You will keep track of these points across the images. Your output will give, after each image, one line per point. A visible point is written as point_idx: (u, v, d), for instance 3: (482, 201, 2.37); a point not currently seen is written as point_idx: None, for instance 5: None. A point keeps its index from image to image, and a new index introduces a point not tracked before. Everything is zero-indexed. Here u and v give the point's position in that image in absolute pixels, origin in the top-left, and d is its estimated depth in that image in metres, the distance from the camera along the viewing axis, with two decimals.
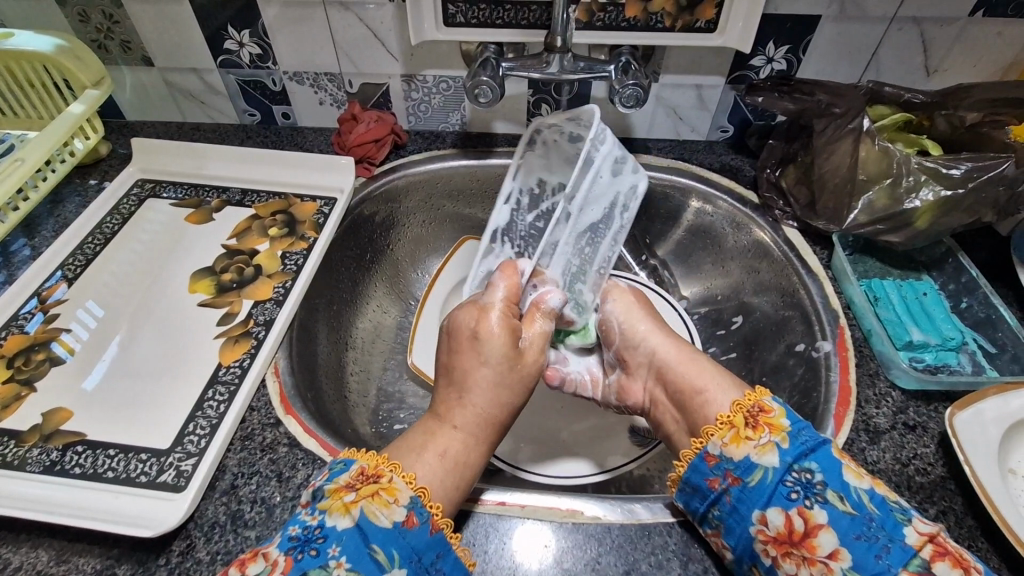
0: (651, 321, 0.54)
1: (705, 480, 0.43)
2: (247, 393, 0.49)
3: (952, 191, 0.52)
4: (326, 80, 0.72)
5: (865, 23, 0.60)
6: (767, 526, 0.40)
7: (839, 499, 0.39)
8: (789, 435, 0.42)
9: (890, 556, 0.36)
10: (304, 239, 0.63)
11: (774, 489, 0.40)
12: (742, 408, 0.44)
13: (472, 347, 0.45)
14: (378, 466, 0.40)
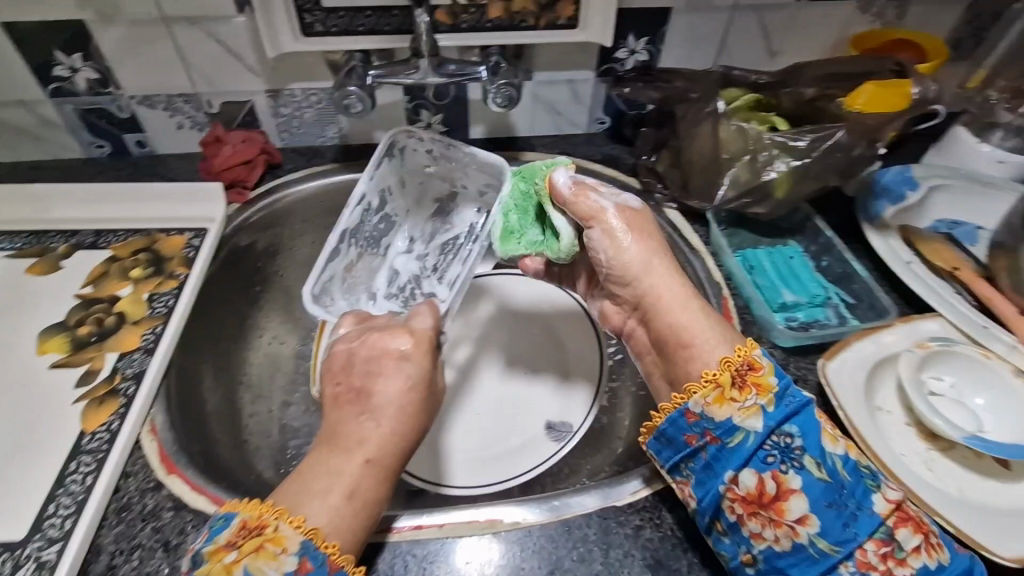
0: (651, 256, 0.42)
1: (682, 435, 0.41)
2: (118, 459, 0.43)
3: (801, 162, 0.56)
4: (182, 101, 0.66)
5: (712, 13, 0.65)
6: (738, 486, 0.38)
7: (817, 467, 0.38)
8: (776, 398, 0.39)
9: (857, 525, 0.37)
10: (173, 277, 0.57)
11: (752, 453, 0.38)
12: (732, 366, 0.39)
13: (398, 372, 0.42)
14: (261, 515, 0.36)
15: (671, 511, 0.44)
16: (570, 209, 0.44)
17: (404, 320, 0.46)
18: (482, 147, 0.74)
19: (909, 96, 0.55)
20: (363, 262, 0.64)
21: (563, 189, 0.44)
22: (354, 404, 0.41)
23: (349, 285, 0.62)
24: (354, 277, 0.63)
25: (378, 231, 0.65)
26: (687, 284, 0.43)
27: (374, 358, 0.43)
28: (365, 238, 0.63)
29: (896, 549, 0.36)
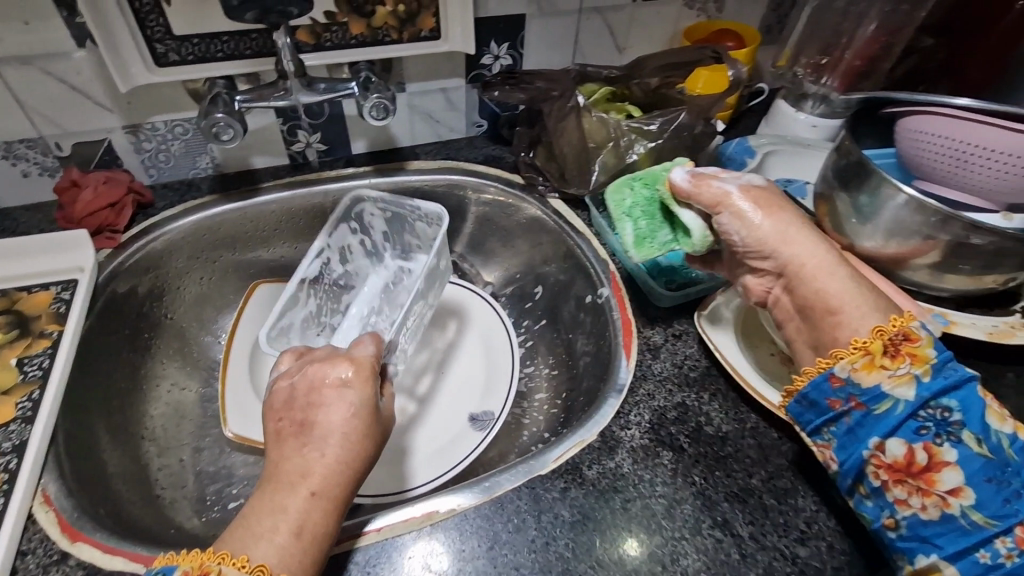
0: (788, 228, 0.43)
1: (826, 400, 0.41)
2: (10, 538, 0.40)
3: (655, 143, 0.63)
4: (23, 147, 0.61)
5: (562, 16, 0.71)
6: (885, 454, 0.39)
7: (977, 442, 0.37)
8: (933, 370, 0.39)
9: (1019, 503, 0.36)
10: (44, 336, 0.53)
11: (903, 423, 0.38)
12: (884, 335, 0.40)
13: (340, 401, 0.44)
14: (203, 563, 0.35)
15: (590, 468, 0.48)
16: (694, 200, 0.45)
17: (346, 349, 0.48)
18: (366, 161, 0.75)
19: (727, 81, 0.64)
20: (315, 290, 0.69)
21: (682, 184, 0.45)
22: (297, 437, 0.42)
23: (310, 327, 0.69)
24: (310, 321, 0.69)
25: (342, 276, 0.73)
26: (828, 250, 0.42)
27: (315, 389, 0.45)
28: (324, 289, 0.71)
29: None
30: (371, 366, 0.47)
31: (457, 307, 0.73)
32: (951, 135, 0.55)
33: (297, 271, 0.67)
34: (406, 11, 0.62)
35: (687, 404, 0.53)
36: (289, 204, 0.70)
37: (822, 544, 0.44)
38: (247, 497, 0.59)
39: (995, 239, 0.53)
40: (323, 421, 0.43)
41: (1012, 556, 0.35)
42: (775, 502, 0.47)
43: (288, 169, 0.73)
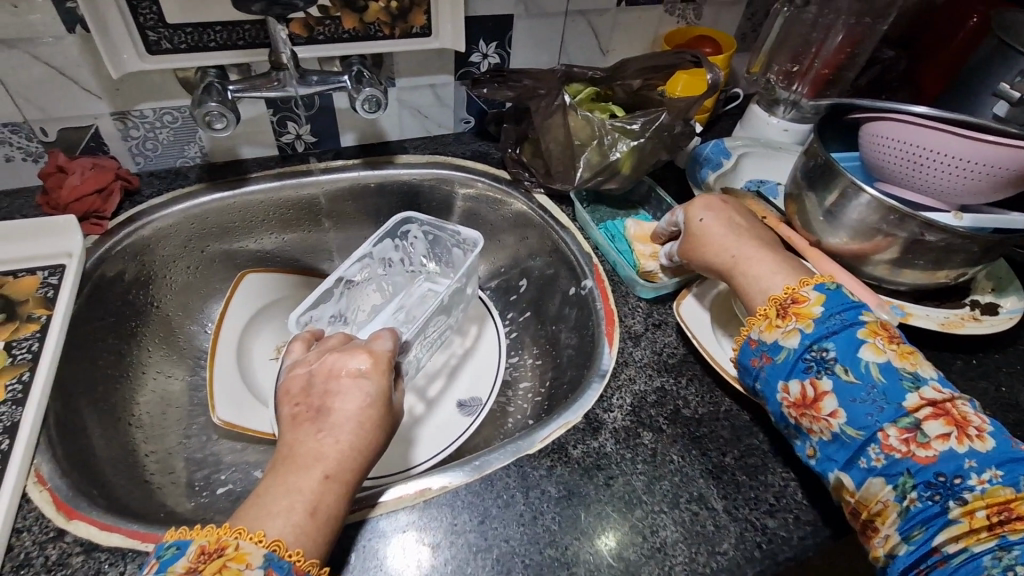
0: (714, 232, 0.56)
1: (749, 359, 0.50)
2: (5, 516, 0.40)
3: (638, 142, 0.66)
4: (7, 131, 0.60)
5: (549, 18, 0.73)
6: (787, 393, 0.47)
7: (848, 371, 0.44)
8: (816, 321, 0.47)
9: (883, 416, 0.42)
10: (32, 320, 0.53)
11: (793, 365, 0.46)
12: (778, 301, 0.49)
13: (356, 390, 0.46)
14: (220, 538, 0.38)
15: (575, 448, 0.51)
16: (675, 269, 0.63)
17: (364, 341, 0.51)
18: (356, 154, 0.76)
19: (707, 84, 0.65)
20: (350, 291, 0.71)
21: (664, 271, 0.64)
22: (313, 422, 0.44)
23: (335, 324, 0.69)
24: (340, 317, 0.70)
25: (373, 278, 0.74)
26: (739, 248, 0.54)
27: (333, 378, 0.47)
28: (355, 292, 0.72)
29: (922, 435, 0.40)
30: (387, 358, 0.49)
31: (478, 319, 0.75)
32: (907, 140, 0.59)
33: (338, 269, 0.68)
34: (398, 7, 0.64)
35: (666, 388, 0.56)
36: (278, 195, 0.71)
37: (790, 516, 0.48)
38: (236, 482, 0.60)
39: (946, 237, 0.57)
40: (340, 411, 0.45)
41: (882, 459, 0.41)
42: (747, 478, 0.50)
43: (277, 160, 0.74)
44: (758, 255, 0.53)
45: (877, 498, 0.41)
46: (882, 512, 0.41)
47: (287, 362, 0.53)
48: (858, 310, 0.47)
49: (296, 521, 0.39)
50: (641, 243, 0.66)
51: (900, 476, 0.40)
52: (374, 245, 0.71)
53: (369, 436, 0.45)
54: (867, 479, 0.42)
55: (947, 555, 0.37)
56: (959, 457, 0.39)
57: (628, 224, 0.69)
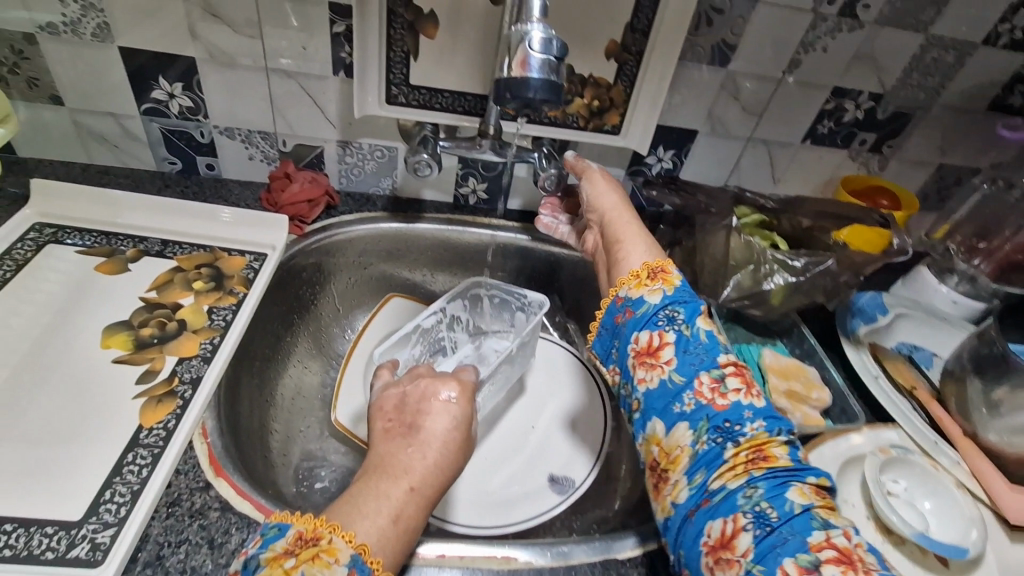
0: (617, 202, 0.67)
1: (615, 319, 0.57)
2: (174, 456, 0.47)
3: (796, 279, 0.66)
4: (259, 137, 0.73)
5: (730, 140, 0.79)
6: (638, 343, 0.54)
7: (688, 328, 0.52)
8: (675, 289, 0.56)
9: (701, 366, 0.49)
10: (232, 294, 0.62)
11: (648, 318, 0.54)
12: (649, 267, 0.58)
13: (444, 412, 0.50)
14: (316, 528, 0.39)
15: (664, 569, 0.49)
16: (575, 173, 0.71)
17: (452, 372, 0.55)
18: (517, 218, 0.83)
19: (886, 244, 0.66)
20: (426, 337, 0.74)
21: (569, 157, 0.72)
22: (404, 436, 0.48)
23: None
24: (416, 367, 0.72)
25: (447, 327, 0.77)
26: (631, 223, 0.64)
27: (425, 399, 0.51)
28: (430, 338, 0.75)
29: (724, 387, 0.48)
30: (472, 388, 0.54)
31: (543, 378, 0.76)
32: None
33: (416, 317, 0.71)
34: (598, 106, 0.71)
35: None
36: (443, 236, 0.79)
37: None
38: (333, 482, 0.64)
39: None
40: (428, 428, 0.48)
41: (691, 404, 0.48)
42: None
43: (450, 207, 0.82)
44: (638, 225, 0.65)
45: (677, 443, 0.47)
46: (676, 458, 0.47)
47: (375, 385, 0.56)
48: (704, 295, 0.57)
49: (383, 524, 0.41)
50: (775, 376, 0.64)
51: (699, 420, 0.47)
52: (448, 300, 0.75)
53: (456, 458, 0.48)
54: (675, 424, 0.48)
55: (712, 494, 0.43)
56: (742, 408, 0.46)
57: (763, 351, 0.68)
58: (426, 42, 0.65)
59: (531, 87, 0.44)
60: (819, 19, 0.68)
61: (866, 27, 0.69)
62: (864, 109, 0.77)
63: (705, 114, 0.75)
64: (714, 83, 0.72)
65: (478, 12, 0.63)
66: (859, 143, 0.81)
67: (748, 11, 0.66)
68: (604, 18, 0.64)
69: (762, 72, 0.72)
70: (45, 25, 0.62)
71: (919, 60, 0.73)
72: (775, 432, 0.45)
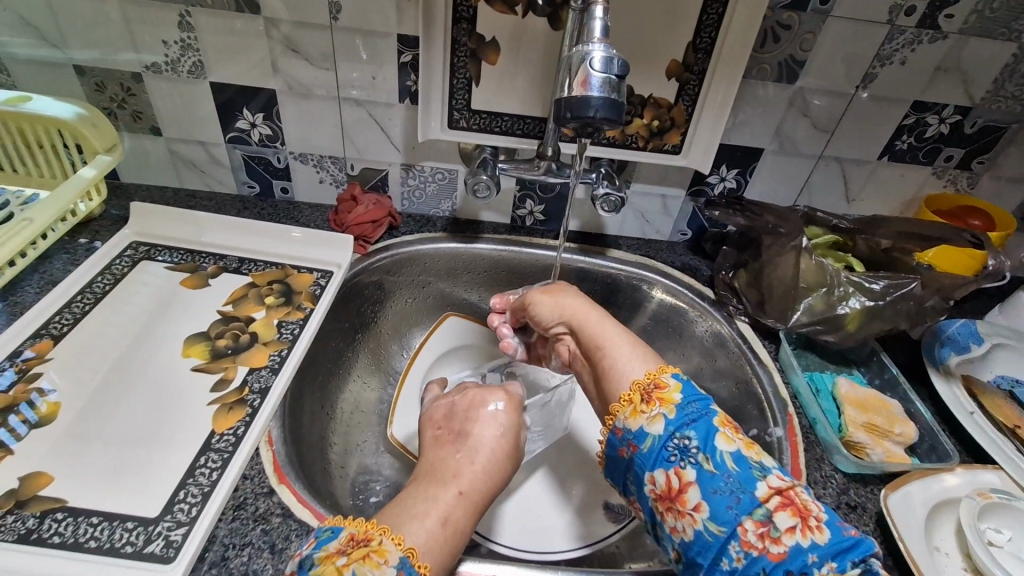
0: (583, 306, 0.59)
1: (617, 451, 0.48)
2: (242, 461, 0.49)
3: (875, 302, 0.62)
4: (330, 162, 0.78)
5: (800, 158, 0.76)
6: (654, 485, 0.44)
7: (707, 460, 0.43)
8: (678, 407, 0.46)
9: (739, 506, 0.40)
10: (300, 309, 0.65)
11: (657, 454, 0.44)
12: (639, 386, 0.48)
13: (493, 420, 0.47)
14: (367, 530, 0.37)
15: None
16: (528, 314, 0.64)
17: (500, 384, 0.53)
18: (574, 239, 0.83)
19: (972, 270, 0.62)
20: None
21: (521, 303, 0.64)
22: (452, 444, 0.46)
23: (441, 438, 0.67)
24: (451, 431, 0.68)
25: None
26: (604, 334, 0.55)
27: (473, 407, 0.49)
28: None
29: (774, 528, 0.39)
30: (517, 398, 0.51)
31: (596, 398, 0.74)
32: None
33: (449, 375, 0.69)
34: (658, 126, 0.71)
35: None
36: (499, 257, 0.80)
37: None
38: (387, 497, 0.65)
39: None
40: (478, 435, 0.46)
41: (741, 558, 0.39)
42: None
43: (507, 228, 0.83)
44: (617, 327, 0.56)
45: None
46: None
47: (425, 399, 0.55)
48: (710, 400, 0.47)
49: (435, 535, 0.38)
50: (852, 408, 0.60)
51: None
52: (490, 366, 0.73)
53: (504, 469, 0.45)
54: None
55: None
56: (803, 551, 0.37)
57: (838, 380, 0.63)
58: (488, 68, 0.67)
59: (591, 106, 0.44)
60: (896, 30, 0.65)
61: (949, 37, 0.65)
62: (949, 123, 0.72)
63: (771, 132, 0.73)
64: (782, 100, 0.70)
65: (538, 38, 0.64)
66: (944, 159, 0.76)
67: (818, 26, 0.64)
68: (664, 39, 0.64)
69: (833, 88, 0.69)
70: (151, 65, 0.69)
71: (1013, 69, 0.68)
72: (851, 570, 0.36)
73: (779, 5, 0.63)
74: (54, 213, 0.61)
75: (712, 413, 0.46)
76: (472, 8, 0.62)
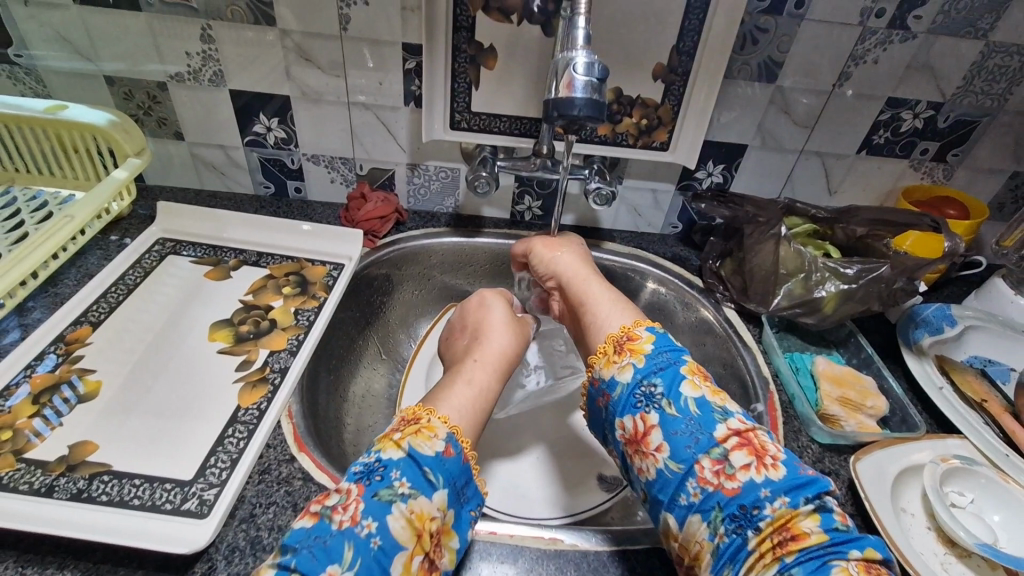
0: (572, 267, 0.65)
1: (596, 400, 0.53)
2: (265, 432, 0.54)
3: (849, 286, 0.66)
4: (340, 163, 0.83)
5: (782, 153, 0.80)
6: (625, 430, 0.49)
7: (671, 404, 0.47)
8: (647, 357, 0.50)
9: (697, 446, 0.44)
10: (314, 297, 0.70)
11: (626, 400, 0.49)
12: (613, 339, 0.53)
13: (495, 308, 0.66)
14: (416, 412, 0.47)
15: None
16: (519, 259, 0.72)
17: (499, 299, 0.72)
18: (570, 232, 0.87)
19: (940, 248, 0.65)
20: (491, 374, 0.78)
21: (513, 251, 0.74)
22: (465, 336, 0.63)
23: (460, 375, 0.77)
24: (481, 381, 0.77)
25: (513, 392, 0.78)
26: (592, 295, 0.60)
27: (474, 305, 0.67)
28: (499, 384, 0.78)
29: (729, 466, 0.43)
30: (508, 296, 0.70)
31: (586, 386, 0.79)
32: None
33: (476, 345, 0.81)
34: (647, 125, 0.75)
35: None
36: (499, 250, 0.85)
37: None
38: None
39: None
40: (483, 321, 0.64)
41: (698, 493, 0.43)
42: None
43: (507, 223, 0.88)
44: (603, 284, 0.62)
45: (695, 538, 0.43)
46: (699, 555, 0.42)
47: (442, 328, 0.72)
48: (680, 351, 0.51)
49: (471, 396, 0.52)
50: (827, 383, 0.64)
51: (712, 510, 0.42)
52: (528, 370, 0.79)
53: (511, 335, 0.62)
54: (687, 518, 0.43)
55: None
56: (756, 486, 0.41)
57: (816, 359, 0.67)
58: (487, 73, 0.72)
59: (575, 105, 0.48)
60: (868, 32, 0.69)
61: (919, 37, 0.69)
62: (923, 118, 0.77)
63: (754, 129, 0.78)
64: (763, 98, 0.74)
65: (532, 44, 0.69)
66: (921, 153, 0.80)
67: (794, 29, 0.69)
68: (650, 43, 0.69)
69: (811, 86, 0.74)
70: (174, 74, 0.75)
71: (981, 66, 0.72)
72: (800, 502, 0.40)
73: (757, 10, 0.67)
74: (90, 211, 0.67)
75: (681, 362, 0.50)
76: (471, 18, 0.68)
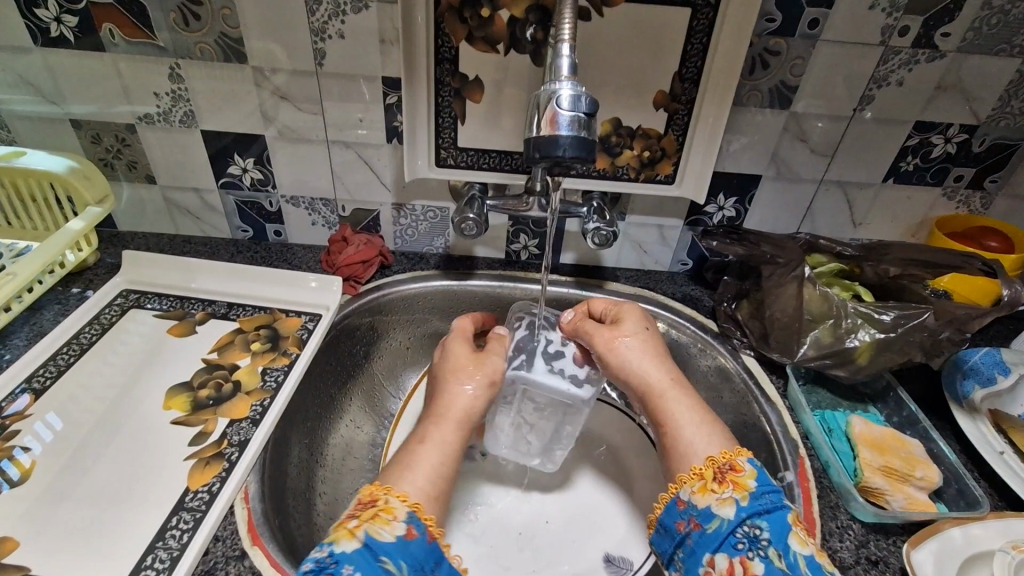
0: (648, 364, 0.54)
1: (674, 522, 0.46)
2: (214, 521, 0.47)
3: (886, 334, 0.58)
4: (321, 205, 0.78)
5: (800, 183, 0.73)
6: (713, 569, 0.42)
7: (780, 557, 0.40)
8: (752, 495, 0.44)
9: None
10: (285, 355, 0.64)
11: (724, 538, 0.42)
12: (715, 463, 0.46)
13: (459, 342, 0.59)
14: (372, 492, 0.43)
15: None
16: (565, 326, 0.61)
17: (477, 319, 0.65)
18: (570, 272, 0.80)
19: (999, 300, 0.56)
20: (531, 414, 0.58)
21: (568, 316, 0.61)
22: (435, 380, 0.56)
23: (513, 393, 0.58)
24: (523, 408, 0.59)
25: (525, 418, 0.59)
26: (680, 408, 0.51)
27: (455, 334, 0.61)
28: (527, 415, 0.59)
29: None
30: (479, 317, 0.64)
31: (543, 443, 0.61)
32: None
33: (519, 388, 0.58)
34: (649, 157, 0.69)
35: None
36: (494, 293, 0.78)
37: None
38: None
39: None
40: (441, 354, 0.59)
41: None
42: None
43: (501, 263, 0.81)
44: (687, 390, 0.53)
45: None
46: None
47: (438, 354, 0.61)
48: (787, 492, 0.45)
49: (438, 463, 0.47)
50: (868, 449, 0.55)
51: None
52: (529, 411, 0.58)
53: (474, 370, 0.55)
54: None
55: None
56: None
57: (852, 419, 0.58)
58: (473, 106, 0.66)
59: (560, 145, 0.43)
60: (890, 52, 0.63)
61: (947, 56, 0.63)
62: (956, 142, 0.70)
63: (768, 158, 0.71)
64: (776, 126, 0.68)
65: (522, 75, 0.64)
66: (954, 179, 0.73)
67: (808, 51, 0.63)
68: (650, 70, 0.63)
69: (830, 112, 0.67)
70: (143, 116, 0.70)
71: (1018, 86, 0.65)
72: None
73: (766, 32, 0.61)
74: (38, 266, 0.62)
75: (789, 509, 0.43)
76: (454, 48, 0.62)
